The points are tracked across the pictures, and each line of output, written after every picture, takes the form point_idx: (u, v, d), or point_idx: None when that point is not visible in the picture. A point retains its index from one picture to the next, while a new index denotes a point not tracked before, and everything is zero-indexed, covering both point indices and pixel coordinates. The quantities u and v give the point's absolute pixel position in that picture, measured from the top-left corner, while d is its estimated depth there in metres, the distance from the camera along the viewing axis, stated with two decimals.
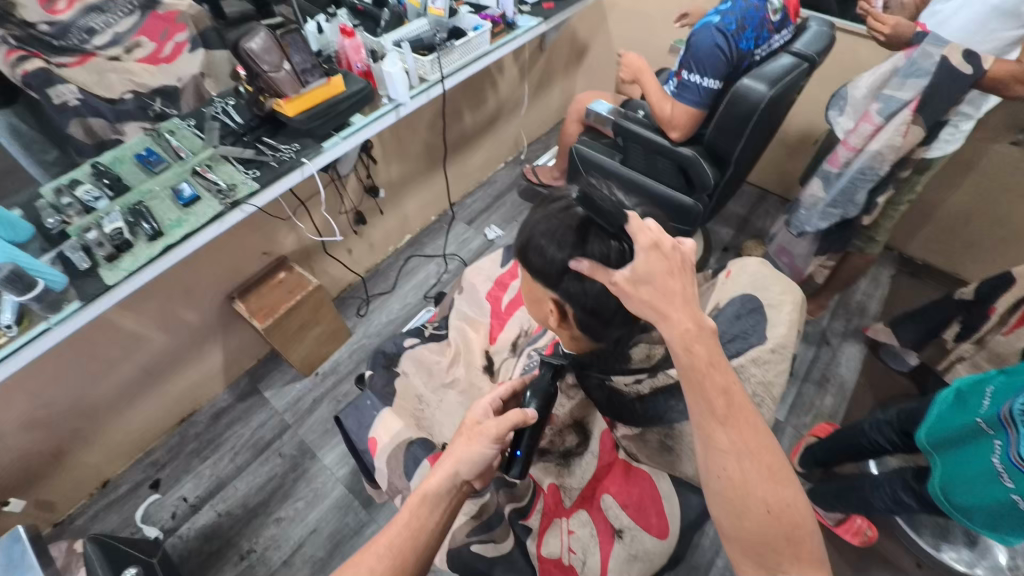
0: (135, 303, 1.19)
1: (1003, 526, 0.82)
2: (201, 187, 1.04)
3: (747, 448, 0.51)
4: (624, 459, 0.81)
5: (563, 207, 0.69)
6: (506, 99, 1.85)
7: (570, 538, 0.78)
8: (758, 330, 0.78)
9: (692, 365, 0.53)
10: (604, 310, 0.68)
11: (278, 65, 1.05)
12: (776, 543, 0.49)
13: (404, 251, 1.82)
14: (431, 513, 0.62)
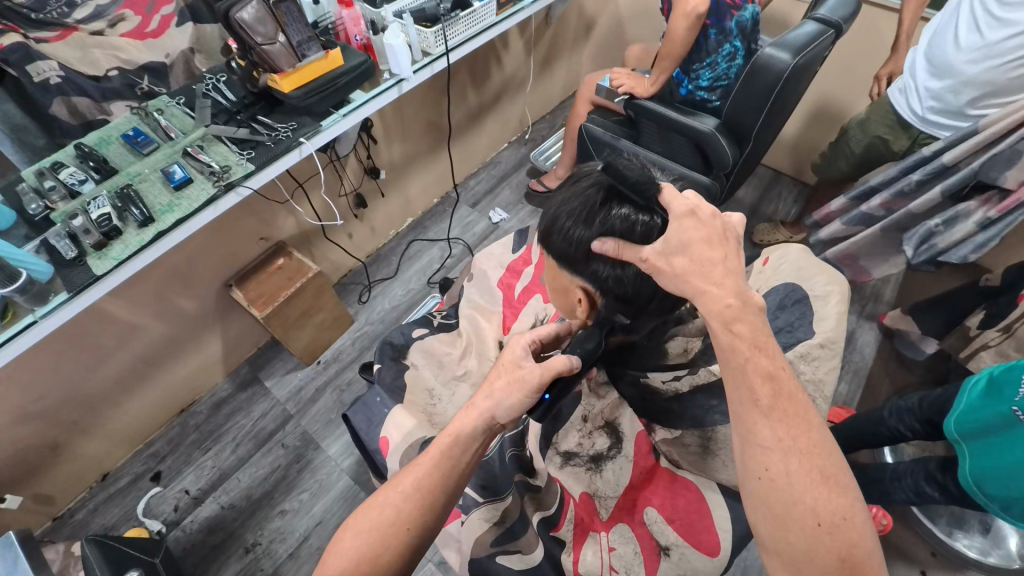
0: (129, 291, 1.13)
1: None
2: (194, 170, 0.99)
3: (792, 448, 0.46)
4: (667, 467, 0.78)
5: (588, 183, 0.67)
6: (512, 77, 1.77)
7: (611, 556, 0.76)
8: (804, 324, 0.81)
9: (731, 346, 0.50)
10: (638, 297, 0.68)
11: (273, 36, 0.97)
12: (824, 559, 0.44)
13: (406, 235, 1.76)
14: (463, 452, 0.61)
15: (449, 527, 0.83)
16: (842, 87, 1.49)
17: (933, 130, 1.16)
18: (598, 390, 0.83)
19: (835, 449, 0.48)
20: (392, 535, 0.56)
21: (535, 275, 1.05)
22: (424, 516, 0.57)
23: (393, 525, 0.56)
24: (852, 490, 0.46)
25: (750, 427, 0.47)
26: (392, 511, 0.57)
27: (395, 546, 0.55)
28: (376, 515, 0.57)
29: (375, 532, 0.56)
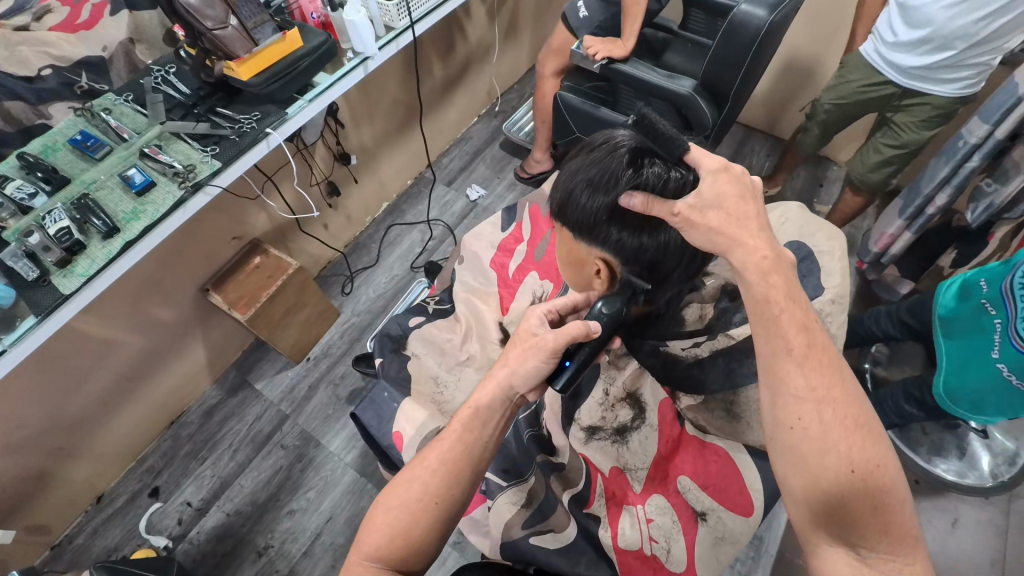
0: (101, 306, 1.07)
1: (988, 400, 0.89)
2: (155, 171, 0.92)
3: (824, 397, 0.51)
4: (694, 434, 0.83)
5: (608, 150, 0.69)
6: (477, 47, 1.71)
7: (649, 527, 0.80)
8: (815, 280, 0.88)
9: (767, 295, 0.55)
10: (662, 264, 0.71)
11: (224, 19, 0.90)
12: (855, 503, 0.48)
13: (384, 220, 1.71)
14: (485, 426, 0.61)
15: (475, 514, 0.85)
16: (811, 37, 1.48)
17: (909, 84, 1.18)
18: (619, 362, 0.89)
19: (868, 403, 0.52)
20: (423, 510, 0.56)
21: (527, 253, 1.08)
22: (452, 488, 0.57)
23: (422, 501, 0.56)
24: (882, 441, 0.50)
25: (784, 376, 0.52)
26: (421, 487, 0.57)
27: (425, 519, 0.55)
28: (405, 491, 0.57)
29: (406, 509, 0.56)
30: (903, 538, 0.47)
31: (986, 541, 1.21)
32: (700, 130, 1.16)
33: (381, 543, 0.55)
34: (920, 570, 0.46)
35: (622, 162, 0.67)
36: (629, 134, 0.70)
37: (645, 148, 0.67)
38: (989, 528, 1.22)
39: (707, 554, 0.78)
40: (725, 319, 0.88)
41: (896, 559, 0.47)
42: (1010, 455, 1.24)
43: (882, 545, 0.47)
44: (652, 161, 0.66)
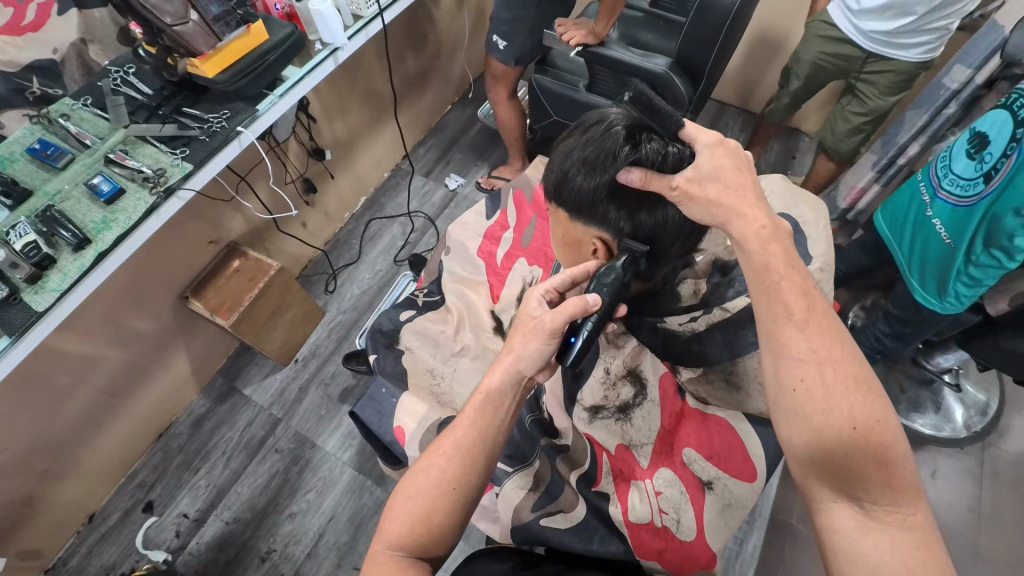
0: (77, 321, 1.04)
1: (930, 270, 0.98)
2: (123, 178, 0.88)
3: (825, 358, 0.52)
4: (698, 407, 0.86)
5: (603, 128, 0.70)
6: (447, 33, 1.68)
7: (659, 500, 0.81)
8: (801, 250, 0.90)
9: (766, 264, 0.56)
10: (661, 239, 0.72)
11: (184, 14, 0.85)
12: (857, 457, 0.49)
13: (364, 215, 1.68)
14: (496, 410, 0.60)
15: (485, 500, 0.87)
16: (778, 9, 1.50)
17: (881, 50, 1.19)
18: (617, 341, 0.90)
19: (868, 363, 0.53)
20: (441, 497, 0.55)
21: (514, 240, 1.09)
22: (468, 475, 0.57)
23: (439, 487, 0.56)
24: (882, 398, 0.51)
25: (785, 340, 0.54)
26: (438, 474, 0.56)
27: (443, 506, 0.55)
28: (423, 477, 0.56)
29: (425, 495, 0.56)
30: (906, 490, 0.49)
31: (963, 487, 1.27)
32: (676, 107, 1.16)
33: (402, 528, 0.55)
34: (922, 520, 0.48)
35: (619, 139, 0.68)
36: (624, 112, 0.71)
37: (641, 125, 0.68)
38: (965, 475, 1.29)
39: (716, 522, 0.79)
40: (720, 294, 0.91)
41: (898, 510, 0.48)
42: (980, 406, 1.34)
43: (885, 497, 0.48)
44: (649, 137, 0.67)
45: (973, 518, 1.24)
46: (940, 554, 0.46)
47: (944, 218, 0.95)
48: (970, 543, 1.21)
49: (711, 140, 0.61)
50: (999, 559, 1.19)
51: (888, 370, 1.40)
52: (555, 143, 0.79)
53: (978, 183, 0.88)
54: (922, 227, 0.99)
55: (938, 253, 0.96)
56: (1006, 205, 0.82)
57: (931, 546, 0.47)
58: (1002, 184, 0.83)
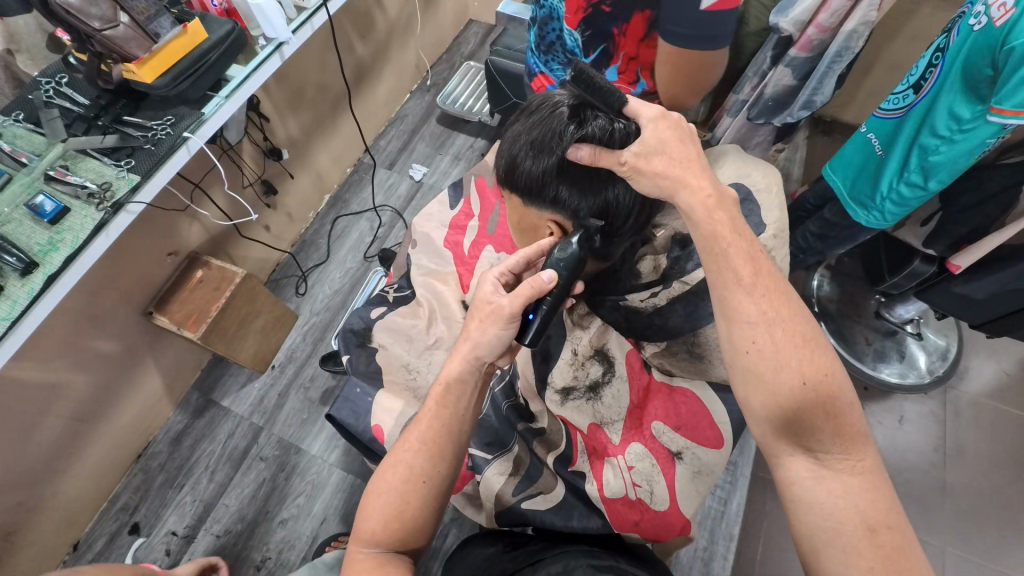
0: (35, 349, 1.00)
1: (859, 181, 1.00)
2: (66, 195, 0.85)
3: (775, 318, 0.54)
4: (662, 379, 0.87)
5: (548, 109, 0.70)
6: (397, 20, 1.62)
7: (631, 474, 0.83)
8: (756, 216, 0.92)
9: (715, 233, 0.57)
10: (612, 217, 0.72)
11: (113, 17, 0.81)
12: (809, 411, 0.52)
13: (328, 214, 1.65)
14: (461, 399, 0.61)
15: (468, 489, 0.90)
16: None
17: None
18: (582, 322, 0.91)
19: (813, 318, 0.56)
20: (411, 492, 0.57)
21: (479, 228, 1.09)
22: (435, 467, 0.58)
23: (409, 482, 0.57)
24: (829, 352, 0.54)
25: (736, 305, 0.55)
26: (407, 468, 0.58)
27: (415, 501, 0.57)
28: (391, 473, 0.58)
29: (396, 491, 0.58)
30: (855, 436, 0.51)
31: (929, 430, 1.34)
32: None
33: (379, 524, 0.57)
34: (871, 463, 0.51)
35: (563, 119, 0.68)
36: (566, 93, 0.71)
37: (585, 104, 0.68)
38: (931, 418, 1.35)
39: (687, 487, 0.82)
40: (679, 267, 0.88)
41: (849, 457, 0.51)
42: (941, 352, 1.41)
43: (836, 446, 0.51)
44: (594, 115, 0.67)
45: (939, 457, 1.31)
46: (886, 492, 0.50)
47: (876, 129, 0.95)
48: (937, 481, 1.28)
49: (654, 113, 0.62)
50: (964, 493, 1.27)
51: (853, 325, 1.45)
52: (505, 126, 0.78)
53: (908, 97, 0.89)
54: (857, 142, 1.00)
55: (871, 171, 0.97)
56: (931, 113, 0.83)
57: (878, 486, 0.50)
58: (928, 94, 0.84)
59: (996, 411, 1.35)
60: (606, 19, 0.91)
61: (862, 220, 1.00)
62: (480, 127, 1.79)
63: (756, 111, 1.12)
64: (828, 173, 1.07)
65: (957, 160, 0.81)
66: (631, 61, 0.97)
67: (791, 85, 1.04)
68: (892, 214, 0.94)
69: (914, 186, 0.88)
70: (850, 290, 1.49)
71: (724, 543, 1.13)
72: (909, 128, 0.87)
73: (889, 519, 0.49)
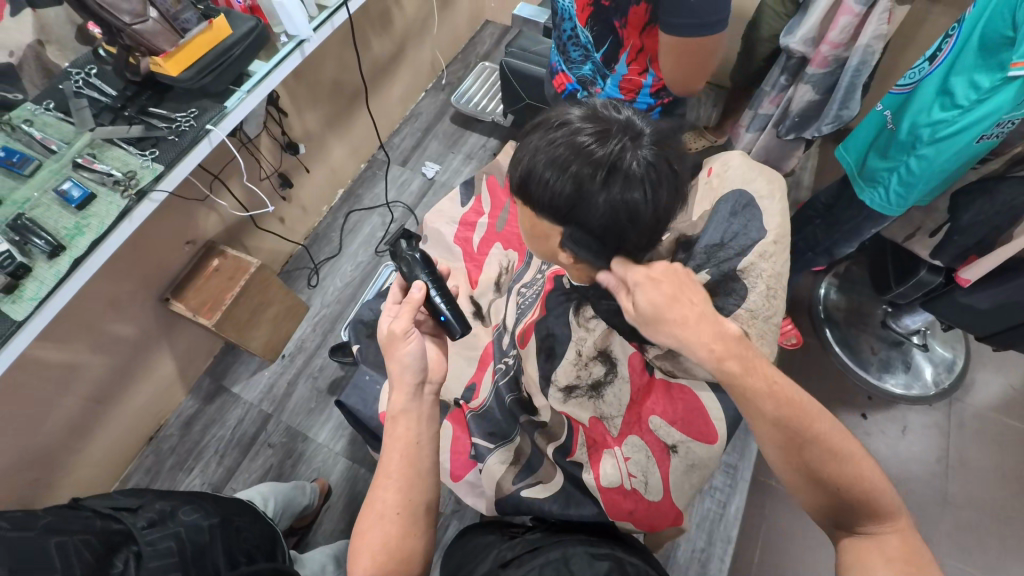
0: (57, 330, 1.04)
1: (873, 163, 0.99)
2: (92, 183, 0.89)
3: (786, 406, 0.59)
4: (663, 378, 0.84)
5: (572, 135, 0.63)
6: (414, 19, 1.65)
7: (627, 465, 0.85)
8: (755, 224, 0.89)
9: (721, 354, 0.62)
10: (628, 245, 0.68)
11: (142, 12, 0.84)
12: (836, 486, 0.57)
13: (341, 208, 1.68)
14: (419, 429, 0.68)
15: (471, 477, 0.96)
16: None
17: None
18: (586, 323, 0.88)
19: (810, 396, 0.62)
20: (392, 525, 0.64)
21: (489, 227, 1.11)
22: (409, 497, 0.66)
23: (391, 517, 0.64)
24: (832, 423, 0.59)
25: (751, 402, 0.61)
26: (382, 503, 0.65)
27: (397, 532, 0.64)
28: (371, 515, 0.65)
29: (380, 529, 0.64)
30: (876, 496, 0.57)
31: (931, 440, 1.34)
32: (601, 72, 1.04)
33: (368, 560, 0.63)
34: (897, 515, 0.57)
35: (590, 151, 0.61)
36: (583, 115, 0.65)
37: (610, 134, 0.62)
38: (934, 429, 1.35)
39: (681, 480, 0.83)
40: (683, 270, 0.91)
41: (877, 517, 0.57)
42: (947, 363, 1.40)
43: (864, 511, 0.57)
44: (623, 152, 0.61)
45: (941, 468, 1.31)
46: (914, 539, 0.56)
47: (888, 104, 0.93)
48: (937, 492, 1.29)
49: (653, 140, 0.64)
50: (965, 504, 1.27)
51: (859, 334, 1.46)
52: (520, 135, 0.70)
53: (920, 70, 0.87)
54: (870, 120, 0.97)
55: (882, 145, 0.96)
56: (946, 86, 0.81)
57: (905, 537, 0.56)
58: (941, 65, 0.81)
59: (999, 424, 1.35)
60: (609, 13, 0.92)
61: (868, 199, 1.00)
62: (492, 126, 1.81)
63: (784, 126, 1.12)
64: (840, 154, 1.05)
65: (969, 130, 0.79)
66: (640, 51, 0.96)
67: (814, 99, 1.04)
68: (896, 195, 0.95)
69: (921, 163, 0.88)
70: (858, 299, 1.49)
71: (722, 545, 1.15)
72: (922, 100, 0.85)
73: (919, 562, 0.54)
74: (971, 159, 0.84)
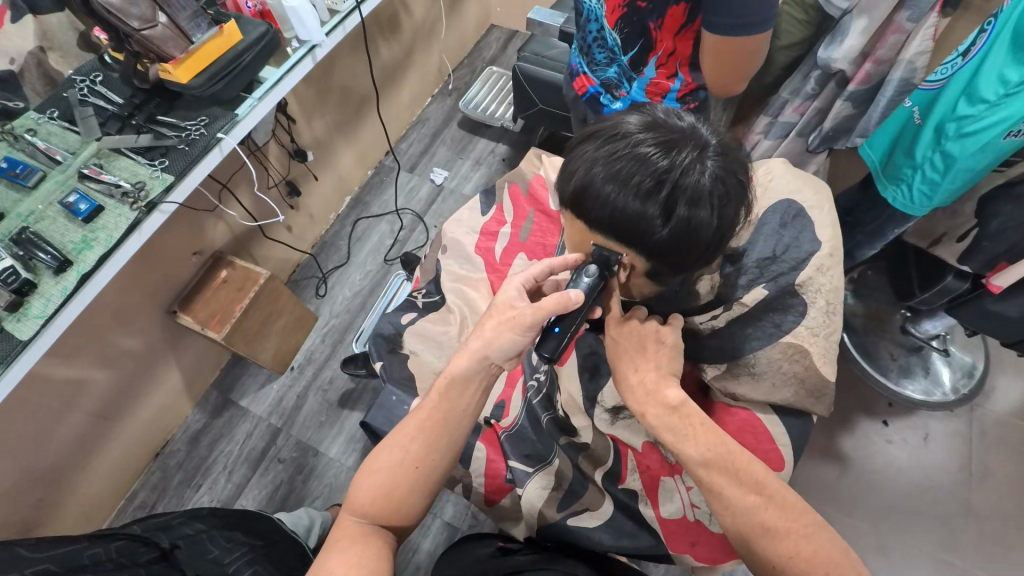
0: (62, 345, 1.00)
1: (895, 161, 0.94)
2: (99, 194, 0.85)
3: (729, 475, 0.62)
4: (725, 401, 0.85)
5: (633, 144, 0.61)
6: (422, 24, 1.62)
7: (690, 494, 0.82)
8: (806, 236, 0.88)
9: (671, 411, 0.66)
10: (687, 261, 0.66)
11: (151, 17, 0.83)
12: (780, 554, 0.58)
13: (348, 216, 1.65)
14: (461, 395, 0.66)
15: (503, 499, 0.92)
16: None
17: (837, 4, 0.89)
18: None
19: (759, 461, 0.64)
20: (404, 474, 0.63)
21: (511, 237, 1.08)
22: (431, 455, 0.64)
23: (405, 464, 0.63)
24: (779, 491, 0.61)
25: (694, 471, 0.64)
26: (402, 453, 0.64)
27: (407, 484, 0.63)
28: (387, 455, 0.64)
29: (388, 470, 0.63)
30: (831, 563, 0.57)
31: (954, 448, 1.32)
32: None
33: (368, 500, 0.62)
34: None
35: (653, 162, 0.60)
36: (645, 124, 0.64)
37: (675, 143, 0.61)
38: (956, 436, 1.33)
39: None
40: (732, 284, 0.88)
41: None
42: (967, 369, 1.38)
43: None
44: (689, 163, 0.60)
45: (964, 477, 1.28)
46: None
47: (916, 99, 0.88)
48: (961, 501, 1.26)
49: (719, 149, 0.62)
50: (990, 513, 1.25)
51: (878, 339, 1.43)
52: (571, 146, 0.69)
53: (953, 64, 0.82)
54: (896, 116, 0.92)
55: (906, 142, 0.91)
56: (974, 81, 0.77)
57: None
58: (974, 58, 0.77)
59: (1023, 431, 1.33)
60: (643, 14, 0.92)
61: (890, 196, 0.95)
62: (501, 132, 1.79)
63: (814, 140, 1.10)
64: (863, 150, 1.00)
65: (994, 127, 0.75)
66: (671, 55, 0.96)
67: (850, 113, 1.03)
68: (921, 194, 0.90)
69: (946, 160, 0.83)
70: (877, 304, 1.47)
71: None
72: (948, 95, 0.81)
73: None
74: (996, 159, 0.79)
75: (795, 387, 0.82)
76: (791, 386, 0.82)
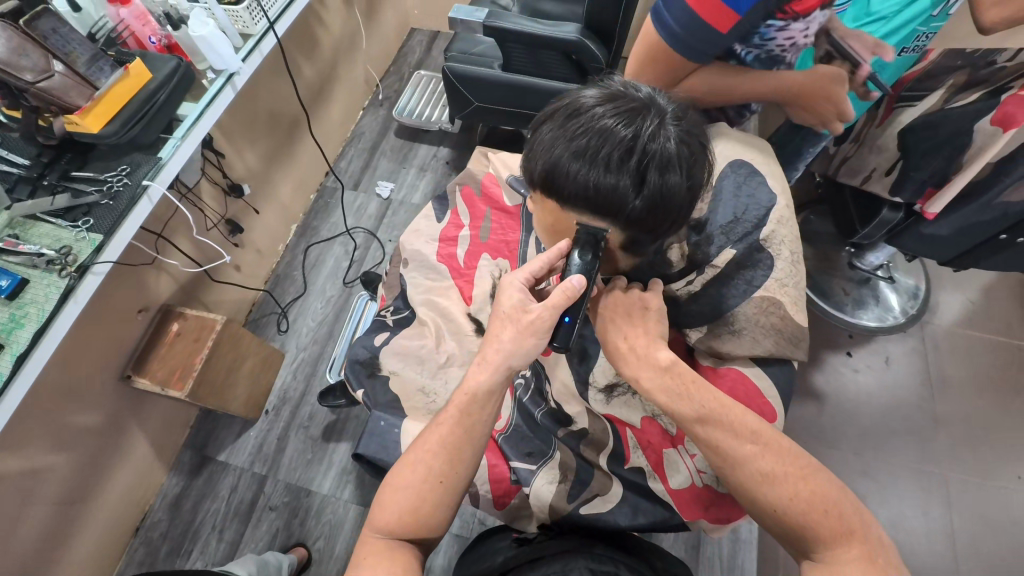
0: (8, 437, 0.91)
1: None
2: (20, 267, 0.78)
3: (723, 427, 0.64)
4: (712, 363, 0.88)
5: (596, 118, 0.62)
6: (342, 36, 1.58)
7: (694, 461, 0.81)
8: (763, 189, 0.91)
9: (664, 373, 0.68)
10: (663, 225, 0.68)
11: (46, 66, 0.76)
12: (780, 496, 0.60)
13: (298, 245, 1.59)
14: (484, 407, 0.64)
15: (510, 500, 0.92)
16: None
17: None
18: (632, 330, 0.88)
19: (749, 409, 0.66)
20: (429, 489, 0.61)
21: (471, 241, 1.07)
22: (456, 468, 0.62)
23: (428, 481, 0.61)
24: (770, 434, 0.63)
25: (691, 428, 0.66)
26: (425, 470, 0.62)
27: (432, 500, 0.61)
28: (410, 471, 0.62)
29: (413, 487, 0.61)
30: (825, 495, 0.59)
31: (913, 366, 1.41)
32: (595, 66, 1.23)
33: (391, 516, 0.61)
34: (849, 509, 0.58)
35: (619, 133, 0.61)
36: (604, 97, 0.64)
37: (638, 111, 0.62)
38: (913, 354, 1.43)
39: None
40: (703, 251, 0.90)
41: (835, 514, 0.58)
42: (911, 292, 1.48)
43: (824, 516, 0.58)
44: (654, 128, 0.61)
45: (927, 390, 1.38)
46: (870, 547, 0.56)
47: None
48: (928, 413, 1.35)
49: (675, 113, 0.63)
50: (954, 419, 1.34)
51: (830, 278, 1.52)
52: (532, 132, 0.69)
53: None
54: None
55: None
56: None
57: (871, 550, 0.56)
58: None
59: (969, 338, 1.43)
60: None
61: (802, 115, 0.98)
62: (441, 135, 1.77)
63: None
64: None
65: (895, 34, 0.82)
66: None
67: None
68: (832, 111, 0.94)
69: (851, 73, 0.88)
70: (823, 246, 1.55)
71: None
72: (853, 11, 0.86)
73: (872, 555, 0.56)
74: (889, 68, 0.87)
75: (768, 339, 0.85)
76: (771, 337, 0.85)
